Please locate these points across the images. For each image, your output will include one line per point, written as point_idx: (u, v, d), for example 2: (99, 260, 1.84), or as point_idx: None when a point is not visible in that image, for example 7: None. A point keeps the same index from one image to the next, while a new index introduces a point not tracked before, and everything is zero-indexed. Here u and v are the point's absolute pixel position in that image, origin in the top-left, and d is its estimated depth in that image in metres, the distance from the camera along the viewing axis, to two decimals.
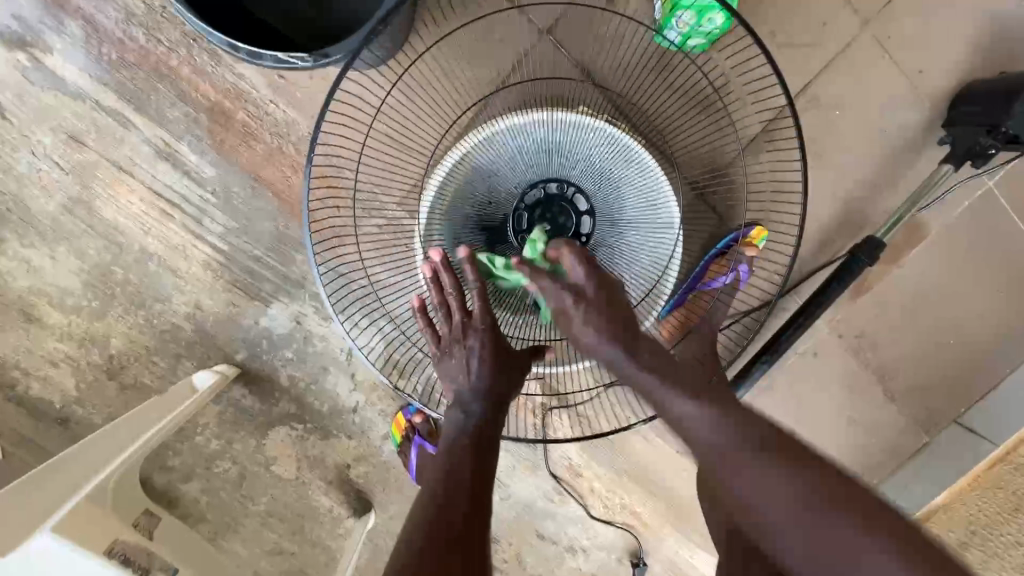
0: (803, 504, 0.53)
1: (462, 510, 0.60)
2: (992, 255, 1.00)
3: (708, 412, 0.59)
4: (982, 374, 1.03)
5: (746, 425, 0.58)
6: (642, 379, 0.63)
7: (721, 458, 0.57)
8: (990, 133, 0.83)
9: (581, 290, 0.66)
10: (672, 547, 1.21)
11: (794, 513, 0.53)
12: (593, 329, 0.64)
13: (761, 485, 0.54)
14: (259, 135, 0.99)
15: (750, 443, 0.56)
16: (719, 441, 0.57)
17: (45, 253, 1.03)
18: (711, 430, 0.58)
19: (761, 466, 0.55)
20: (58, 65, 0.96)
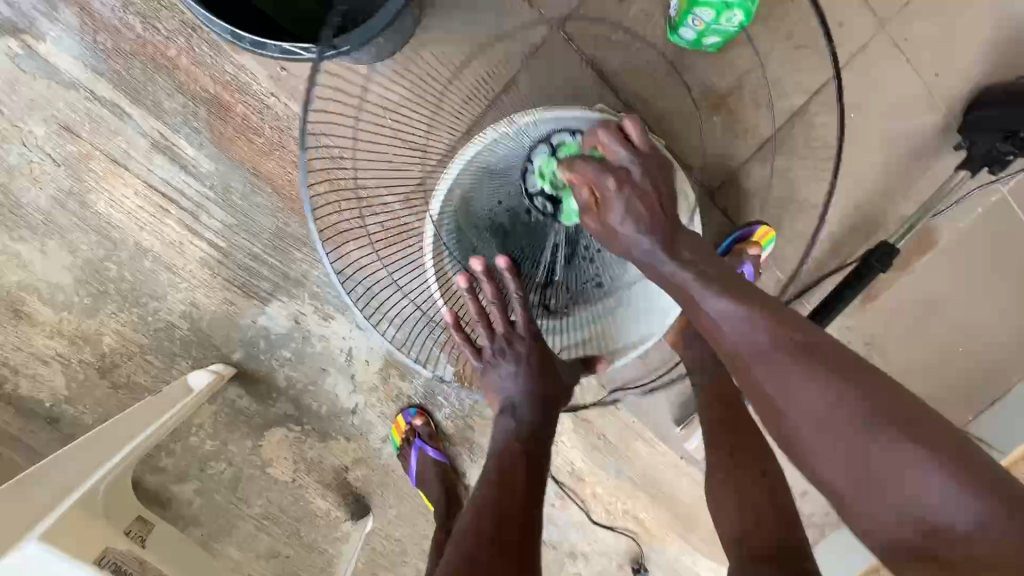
0: (852, 426, 0.47)
1: (517, 510, 0.62)
2: (1005, 262, 0.98)
3: (745, 313, 0.54)
4: (992, 383, 1.02)
5: (792, 333, 0.52)
6: (681, 278, 0.58)
7: (753, 358, 0.53)
8: (1008, 138, 0.82)
9: (630, 173, 0.59)
10: (674, 553, 1.19)
11: (826, 428, 0.49)
12: (633, 216, 0.59)
13: (790, 388, 0.51)
14: (259, 129, 0.96)
15: (796, 349, 0.51)
16: (756, 340, 0.53)
17: (36, 247, 1.00)
18: (740, 329, 0.54)
19: (802, 373, 0.50)
20: (51, 53, 0.93)
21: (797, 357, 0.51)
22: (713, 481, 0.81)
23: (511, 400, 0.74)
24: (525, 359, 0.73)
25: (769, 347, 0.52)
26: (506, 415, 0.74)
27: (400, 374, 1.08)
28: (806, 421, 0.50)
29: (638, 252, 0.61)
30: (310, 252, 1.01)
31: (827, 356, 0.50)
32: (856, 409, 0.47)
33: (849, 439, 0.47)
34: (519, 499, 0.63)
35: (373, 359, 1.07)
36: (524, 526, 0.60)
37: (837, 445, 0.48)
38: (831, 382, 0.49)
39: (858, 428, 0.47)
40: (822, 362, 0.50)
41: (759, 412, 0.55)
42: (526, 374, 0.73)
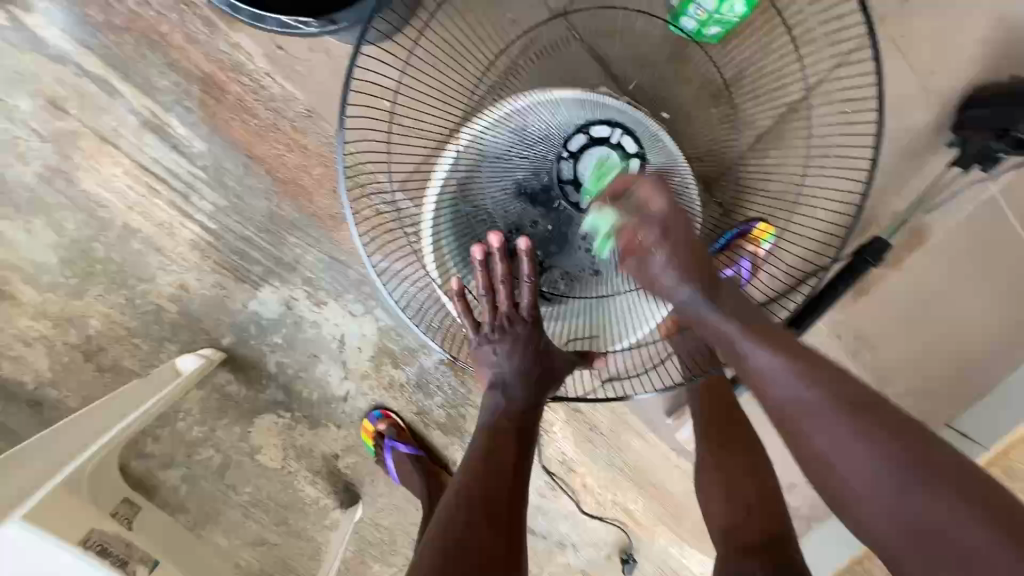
0: (890, 469, 0.50)
1: (506, 486, 0.62)
2: (995, 261, 0.99)
3: (789, 371, 0.57)
4: (979, 376, 1.03)
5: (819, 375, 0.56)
6: (725, 329, 0.62)
7: (799, 410, 0.56)
8: (999, 137, 0.85)
9: (664, 224, 0.66)
10: (663, 544, 1.20)
11: (876, 472, 0.51)
12: (675, 268, 0.66)
13: (842, 448, 0.53)
14: (254, 109, 0.95)
15: (837, 399, 0.54)
16: (803, 398, 0.56)
17: (20, 226, 0.97)
18: (788, 385, 0.56)
19: (850, 431, 0.52)
20: (38, 25, 0.91)
21: (844, 413, 0.53)
22: (704, 478, 0.82)
23: (500, 377, 0.73)
24: (521, 343, 0.73)
25: (812, 402, 0.55)
26: (494, 390, 0.73)
27: (393, 362, 1.07)
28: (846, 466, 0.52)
29: (677, 300, 0.67)
30: (304, 236, 1.00)
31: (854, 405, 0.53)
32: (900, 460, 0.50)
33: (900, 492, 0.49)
34: (512, 472, 0.63)
35: (366, 346, 1.06)
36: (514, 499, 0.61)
37: (889, 494, 0.50)
38: (868, 425, 0.52)
39: (909, 480, 0.49)
40: (869, 419, 0.52)
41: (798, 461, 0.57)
42: (519, 359, 0.73)
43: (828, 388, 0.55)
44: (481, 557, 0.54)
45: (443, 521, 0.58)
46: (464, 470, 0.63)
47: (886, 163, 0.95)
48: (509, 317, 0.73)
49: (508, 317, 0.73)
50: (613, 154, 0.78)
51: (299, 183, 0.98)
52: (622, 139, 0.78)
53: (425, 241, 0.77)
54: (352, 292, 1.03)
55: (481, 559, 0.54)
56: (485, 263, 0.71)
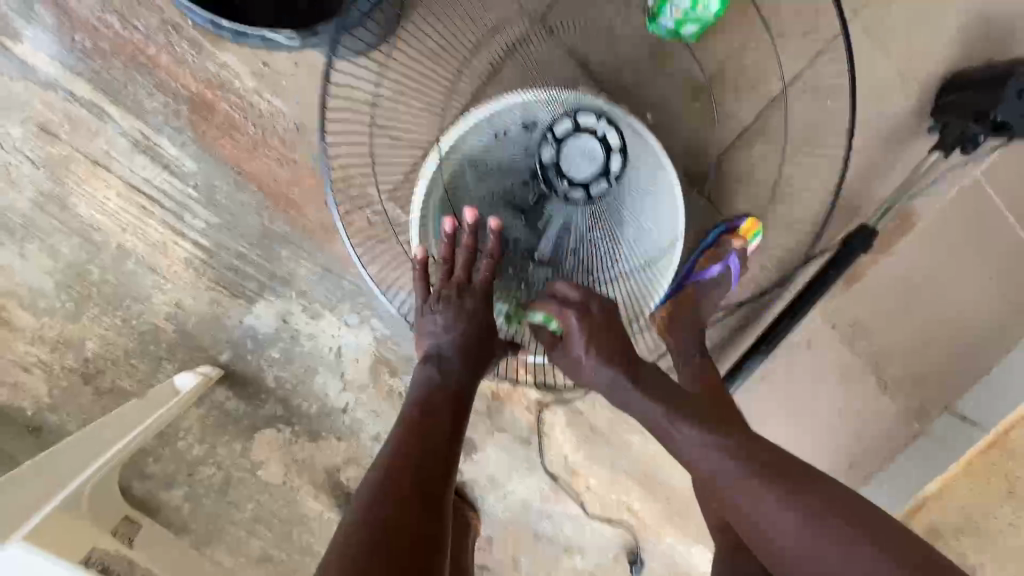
0: (818, 538, 0.57)
1: (439, 469, 0.62)
2: (982, 244, 1.00)
3: (705, 444, 0.66)
4: (976, 358, 1.03)
5: (750, 458, 0.63)
6: (649, 413, 0.71)
7: (723, 484, 0.63)
8: (980, 120, 0.86)
9: (584, 308, 0.74)
10: (669, 543, 1.19)
11: (800, 528, 0.58)
12: (595, 353, 0.73)
13: (772, 516, 0.59)
14: (243, 126, 0.96)
15: (749, 464, 0.63)
16: (729, 479, 0.63)
17: (15, 252, 0.98)
18: (714, 462, 0.64)
19: (772, 492, 0.60)
20: (28, 53, 0.92)
21: (767, 482, 0.61)
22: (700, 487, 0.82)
23: (436, 350, 0.74)
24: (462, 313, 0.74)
25: (731, 473, 0.63)
26: (429, 367, 0.73)
27: (391, 372, 1.07)
28: (781, 538, 0.59)
29: (599, 379, 0.74)
30: (297, 250, 1.01)
31: (783, 474, 0.61)
32: (826, 518, 0.57)
33: (815, 546, 0.57)
34: (444, 432, 0.66)
35: (364, 357, 1.06)
36: (446, 459, 0.64)
37: (814, 552, 0.57)
38: (787, 490, 0.60)
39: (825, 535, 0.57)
40: (785, 485, 0.60)
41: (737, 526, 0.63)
42: (460, 331, 0.74)
43: (756, 466, 0.62)
44: (412, 535, 0.54)
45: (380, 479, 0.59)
46: (403, 427, 0.66)
47: (868, 152, 0.97)
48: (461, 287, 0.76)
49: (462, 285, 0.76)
50: (604, 156, 0.77)
51: (290, 197, 0.99)
52: (615, 143, 0.77)
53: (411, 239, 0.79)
54: (347, 303, 1.03)
55: (416, 517, 0.56)
56: (454, 235, 0.75)
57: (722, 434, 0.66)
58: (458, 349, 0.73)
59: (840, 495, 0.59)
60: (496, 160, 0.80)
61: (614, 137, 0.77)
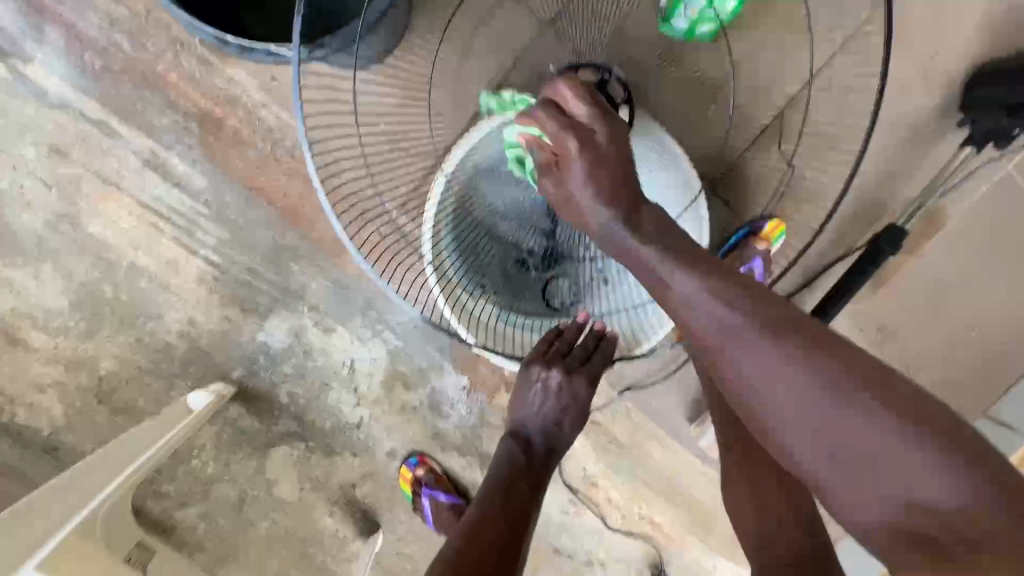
0: (832, 391, 0.44)
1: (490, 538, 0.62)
2: (1017, 243, 0.96)
3: (714, 296, 0.50)
4: (1013, 360, 0.98)
5: (777, 305, 0.48)
6: (646, 254, 0.55)
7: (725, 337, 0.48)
8: (1011, 113, 0.82)
9: (587, 136, 0.59)
10: (695, 557, 1.15)
11: (807, 400, 0.44)
12: (596, 184, 0.58)
13: (773, 374, 0.46)
14: (252, 142, 0.95)
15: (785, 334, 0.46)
16: (730, 327, 0.48)
17: (30, 273, 0.98)
18: (715, 311, 0.49)
19: (797, 365, 0.45)
20: (39, 75, 0.92)
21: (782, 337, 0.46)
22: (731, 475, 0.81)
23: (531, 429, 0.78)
24: (575, 394, 0.75)
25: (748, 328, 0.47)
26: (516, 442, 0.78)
27: (405, 385, 1.05)
28: (796, 417, 0.45)
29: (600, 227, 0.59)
30: (308, 263, 1.00)
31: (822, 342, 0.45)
32: (861, 404, 0.42)
33: (827, 413, 0.43)
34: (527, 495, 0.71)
35: (377, 370, 1.04)
36: (518, 540, 0.64)
37: (821, 408, 0.44)
38: (822, 363, 0.44)
39: (833, 397, 0.43)
40: (808, 345, 0.45)
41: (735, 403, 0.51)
42: (569, 423, 0.77)
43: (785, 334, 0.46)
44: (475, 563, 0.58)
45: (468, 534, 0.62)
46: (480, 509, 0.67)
47: (893, 151, 0.94)
48: (569, 367, 0.74)
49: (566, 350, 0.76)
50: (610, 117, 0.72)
51: (300, 210, 0.98)
52: (620, 97, 0.72)
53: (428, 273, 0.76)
54: (359, 317, 1.02)
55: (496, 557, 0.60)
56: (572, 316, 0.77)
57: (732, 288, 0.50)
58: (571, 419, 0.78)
59: (851, 352, 0.45)
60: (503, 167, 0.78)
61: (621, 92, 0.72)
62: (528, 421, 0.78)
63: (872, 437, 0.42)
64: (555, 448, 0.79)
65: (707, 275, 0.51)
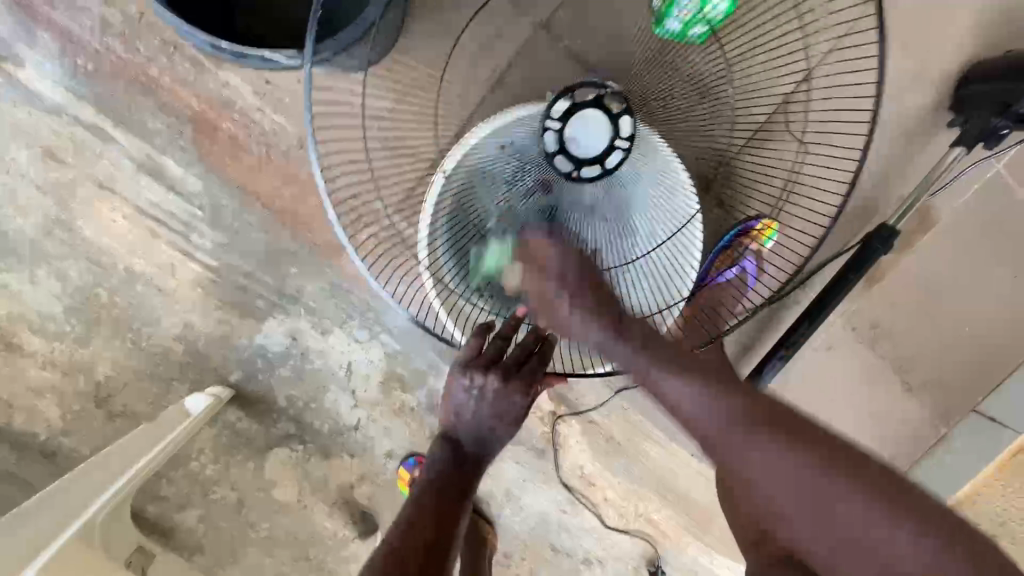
0: (816, 483, 0.55)
1: (426, 534, 0.65)
2: (1009, 242, 0.97)
3: (701, 396, 0.61)
4: (1005, 357, 0.99)
5: (742, 399, 0.60)
6: (635, 363, 0.65)
7: (713, 435, 0.60)
8: (1003, 113, 0.83)
9: (560, 275, 0.67)
10: (692, 554, 1.17)
11: (796, 486, 0.56)
12: (579, 312, 0.66)
13: (766, 467, 0.57)
14: (247, 145, 0.95)
15: (762, 428, 0.58)
16: (710, 419, 0.60)
17: (25, 278, 0.98)
18: (699, 406, 0.61)
19: (777, 449, 0.57)
20: (32, 79, 0.92)
21: (752, 428, 0.58)
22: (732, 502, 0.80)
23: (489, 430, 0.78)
24: (509, 401, 0.75)
25: (719, 418, 0.59)
26: (446, 447, 0.79)
27: (403, 387, 1.06)
28: (786, 498, 0.56)
29: (592, 341, 0.67)
30: (305, 266, 1.00)
31: (786, 430, 0.58)
32: (837, 486, 0.54)
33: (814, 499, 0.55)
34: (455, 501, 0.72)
35: (375, 372, 1.05)
36: (450, 534, 0.67)
37: (804, 497, 0.56)
38: (803, 452, 0.56)
39: (819, 483, 0.55)
40: (781, 437, 0.57)
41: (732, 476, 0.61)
42: (502, 429, 0.77)
43: (753, 426, 0.58)
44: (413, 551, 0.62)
45: (400, 534, 0.65)
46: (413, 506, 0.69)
47: (886, 150, 0.95)
48: (507, 374, 0.74)
49: (518, 361, 0.75)
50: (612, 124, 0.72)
51: (295, 213, 0.98)
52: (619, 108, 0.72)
53: (423, 272, 0.77)
54: (356, 318, 1.02)
55: (421, 558, 0.62)
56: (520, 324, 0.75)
57: (705, 381, 0.62)
58: (502, 420, 0.77)
59: (822, 436, 0.57)
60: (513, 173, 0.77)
61: (619, 105, 0.72)
62: (461, 422, 0.78)
63: (853, 514, 0.54)
64: (485, 452, 0.79)
65: (693, 379, 0.62)
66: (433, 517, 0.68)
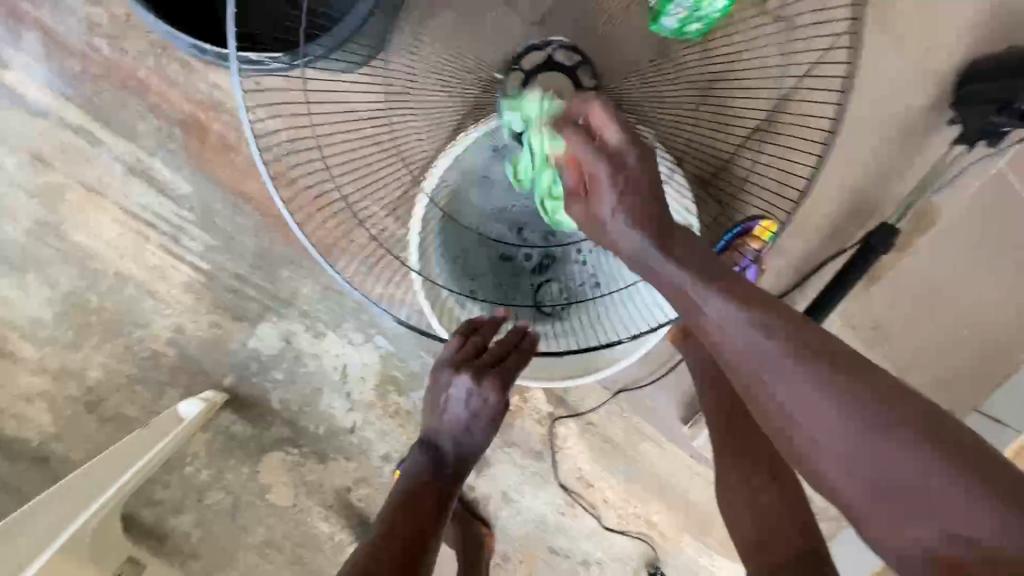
0: (872, 426, 0.46)
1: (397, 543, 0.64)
2: (1010, 240, 0.95)
3: (750, 319, 0.51)
4: (1005, 356, 0.98)
5: (796, 325, 0.51)
6: (676, 282, 0.54)
7: (757, 364, 0.51)
8: (1000, 111, 0.82)
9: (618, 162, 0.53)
10: (691, 554, 1.16)
11: (844, 430, 0.47)
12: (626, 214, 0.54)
13: (805, 403, 0.48)
14: (238, 146, 0.94)
15: (818, 360, 0.49)
16: (756, 346, 0.50)
17: (14, 283, 0.97)
18: (746, 330, 0.51)
19: (826, 387, 0.48)
20: (17, 81, 0.91)
21: (805, 358, 0.49)
22: (727, 478, 0.80)
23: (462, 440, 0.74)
24: (486, 400, 0.70)
25: (770, 348, 0.50)
26: (425, 453, 0.75)
27: (398, 390, 1.04)
28: (823, 444, 0.48)
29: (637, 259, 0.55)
30: (298, 269, 0.99)
31: (846, 366, 0.49)
32: (893, 430, 0.46)
33: (869, 448, 0.46)
34: (430, 515, 0.69)
35: (370, 375, 1.04)
36: (421, 546, 0.65)
37: (858, 441, 0.47)
38: (859, 393, 0.47)
39: (873, 425, 0.46)
40: (833, 369, 0.48)
41: (759, 416, 0.53)
42: (480, 430, 0.73)
43: (804, 348, 0.49)
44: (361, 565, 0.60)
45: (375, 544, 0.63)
46: (391, 517, 0.68)
47: (886, 148, 0.93)
48: (479, 371, 0.70)
49: (497, 357, 0.71)
50: None
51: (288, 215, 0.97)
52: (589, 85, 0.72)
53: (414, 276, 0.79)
54: (351, 321, 1.01)
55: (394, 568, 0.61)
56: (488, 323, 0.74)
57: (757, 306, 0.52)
58: (484, 427, 0.73)
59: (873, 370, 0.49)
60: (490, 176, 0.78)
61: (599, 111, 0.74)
62: (442, 432, 0.74)
63: (907, 466, 0.45)
64: (467, 461, 0.75)
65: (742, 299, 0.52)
66: (395, 529, 0.65)
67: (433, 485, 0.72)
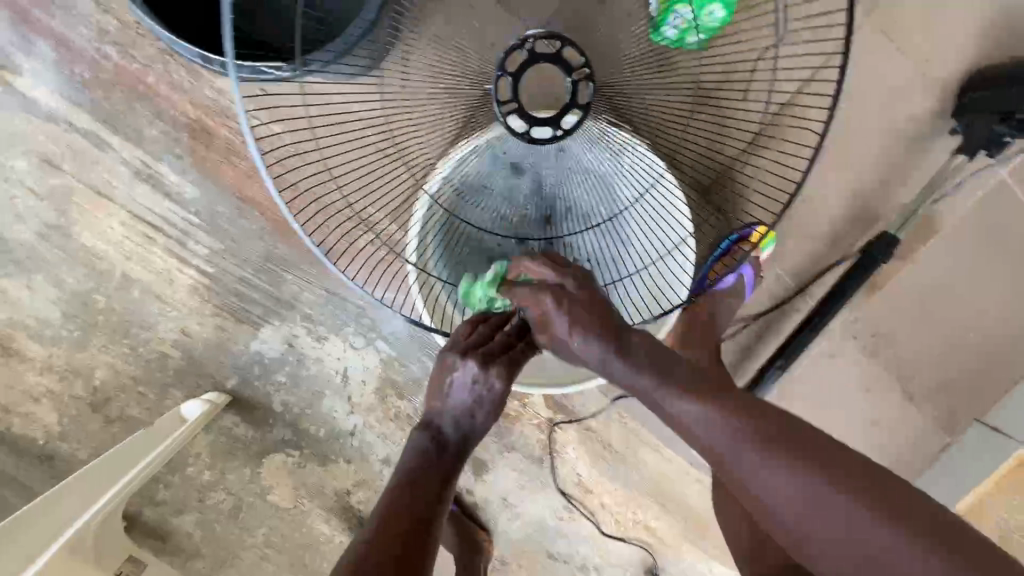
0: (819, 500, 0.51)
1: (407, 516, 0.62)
2: (1012, 249, 0.95)
3: (700, 410, 0.56)
4: (1008, 367, 0.98)
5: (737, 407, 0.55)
6: (635, 383, 0.59)
7: (725, 455, 0.54)
8: (1004, 121, 0.83)
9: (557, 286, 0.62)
10: (690, 561, 1.15)
11: (794, 500, 0.51)
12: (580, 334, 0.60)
13: (759, 477, 0.53)
14: (243, 151, 0.95)
15: (764, 435, 0.53)
16: (703, 424, 0.55)
17: (23, 283, 0.99)
18: (706, 428, 0.55)
19: (775, 469, 0.52)
20: (29, 87, 0.92)
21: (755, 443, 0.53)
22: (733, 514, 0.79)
23: (453, 425, 0.71)
24: (492, 389, 0.69)
25: (727, 439, 0.54)
26: (425, 433, 0.71)
27: (398, 394, 1.05)
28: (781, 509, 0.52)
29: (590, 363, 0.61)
30: (302, 273, 1.00)
31: (788, 441, 0.53)
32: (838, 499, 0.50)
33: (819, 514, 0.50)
34: (433, 494, 0.66)
35: (370, 379, 1.05)
36: (426, 521, 0.62)
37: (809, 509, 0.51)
38: (805, 470, 0.51)
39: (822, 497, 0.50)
40: (779, 445, 0.52)
41: (733, 488, 0.57)
42: (485, 415, 0.71)
43: (742, 420, 0.54)
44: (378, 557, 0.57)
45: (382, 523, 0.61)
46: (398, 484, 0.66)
47: (887, 157, 0.93)
48: (486, 358, 0.67)
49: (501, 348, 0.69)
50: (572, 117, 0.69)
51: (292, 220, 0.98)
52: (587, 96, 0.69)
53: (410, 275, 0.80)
54: (353, 325, 1.02)
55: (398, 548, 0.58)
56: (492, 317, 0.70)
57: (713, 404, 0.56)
58: (488, 413, 0.71)
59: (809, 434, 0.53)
60: (486, 179, 0.78)
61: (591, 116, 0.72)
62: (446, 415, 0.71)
63: (856, 525, 0.49)
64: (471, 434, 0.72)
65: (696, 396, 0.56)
66: (408, 499, 0.64)
67: (439, 468, 0.68)
